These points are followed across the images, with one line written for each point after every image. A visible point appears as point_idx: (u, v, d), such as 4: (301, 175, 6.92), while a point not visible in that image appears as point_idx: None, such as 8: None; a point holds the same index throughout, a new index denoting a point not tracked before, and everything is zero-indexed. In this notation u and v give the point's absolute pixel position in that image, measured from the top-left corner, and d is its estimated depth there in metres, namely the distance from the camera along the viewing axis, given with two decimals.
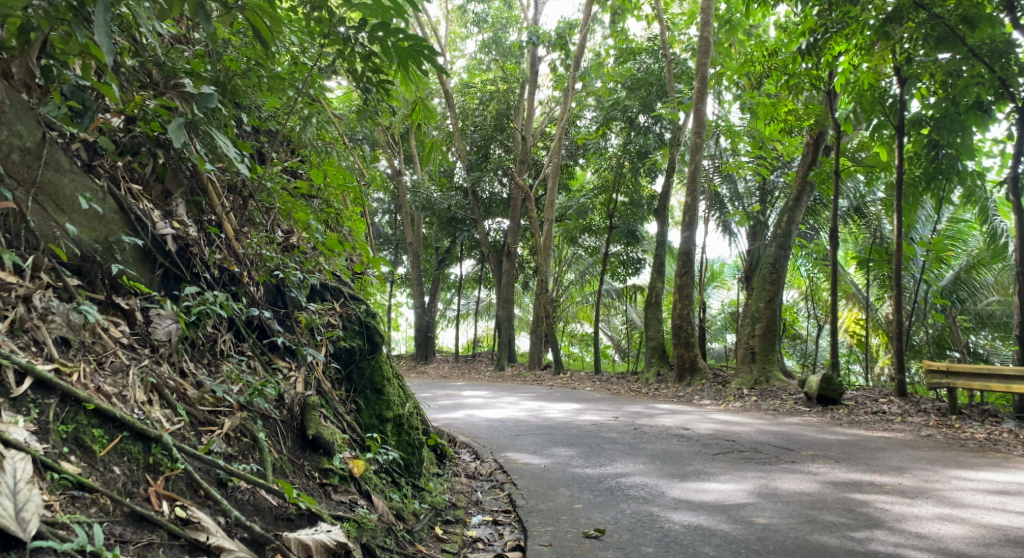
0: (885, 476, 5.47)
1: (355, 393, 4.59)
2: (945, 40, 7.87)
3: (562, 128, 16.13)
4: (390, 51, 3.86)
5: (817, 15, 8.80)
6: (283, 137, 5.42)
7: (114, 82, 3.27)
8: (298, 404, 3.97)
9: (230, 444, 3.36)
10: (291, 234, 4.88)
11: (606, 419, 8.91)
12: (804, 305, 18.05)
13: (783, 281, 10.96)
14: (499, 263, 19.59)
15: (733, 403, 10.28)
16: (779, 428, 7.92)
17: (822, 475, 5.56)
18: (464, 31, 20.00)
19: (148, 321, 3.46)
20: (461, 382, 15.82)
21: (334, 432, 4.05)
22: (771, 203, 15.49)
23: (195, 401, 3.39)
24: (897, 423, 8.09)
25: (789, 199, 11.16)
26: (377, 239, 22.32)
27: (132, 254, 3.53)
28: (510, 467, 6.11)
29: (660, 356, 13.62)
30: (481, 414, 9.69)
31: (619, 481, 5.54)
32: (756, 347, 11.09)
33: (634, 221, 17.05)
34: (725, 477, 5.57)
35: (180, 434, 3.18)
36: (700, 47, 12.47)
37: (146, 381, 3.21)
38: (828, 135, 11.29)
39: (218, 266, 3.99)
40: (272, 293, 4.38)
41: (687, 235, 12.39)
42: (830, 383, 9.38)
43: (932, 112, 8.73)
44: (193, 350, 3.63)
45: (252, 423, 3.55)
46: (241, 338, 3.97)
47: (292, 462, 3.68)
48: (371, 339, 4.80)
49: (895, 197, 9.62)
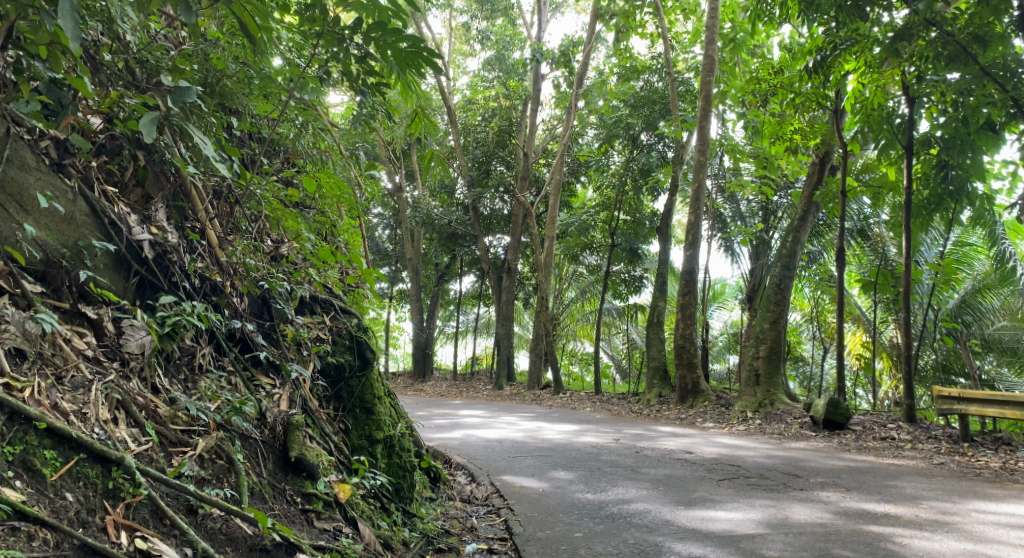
0: (901, 507, 5.21)
1: (344, 412, 4.34)
2: (956, 60, 7.67)
3: (563, 146, 15.92)
4: (390, 56, 3.67)
5: (825, 32, 8.66)
6: (276, 145, 5.21)
7: (87, 76, 3.08)
8: (281, 423, 3.72)
9: (203, 467, 3.13)
10: (281, 243, 4.65)
11: (607, 441, 8.64)
12: (808, 327, 17.78)
13: (788, 303, 10.69)
14: (499, 280, 19.32)
15: (736, 427, 10.02)
16: (785, 453, 7.66)
17: (834, 504, 5.30)
18: (466, 48, 19.85)
19: (119, 332, 3.24)
20: (459, 401, 15.53)
21: (319, 453, 3.81)
22: (776, 223, 15.24)
23: (167, 419, 3.15)
24: (907, 450, 7.83)
25: (795, 218, 10.95)
26: (377, 256, 22.06)
27: (103, 260, 3.32)
28: (507, 490, 5.85)
29: (662, 377, 13.33)
30: (479, 434, 9.42)
31: (621, 508, 5.28)
32: (761, 369, 10.81)
33: (637, 240, 16.76)
34: (732, 505, 5.32)
35: (147, 455, 2.96)
36: (704, 64, 12.27)
37: (111, 398, 2.98)
38: (835, 155, 11.05)
39: (199, 276, 3.77)
40: (257, 305, 4.15)
41: (690, 255, 12.15)
42: (837, 407, 9.11)
43: (941, 132, 8.50)
44: (168, 364, 3.40)
45: (229, 444, 3.31)
46: (222, 352, 3.73)
47: (272, 486, 3.44)
48: (362, 355, 4.55)
49: (903, 218, 9.37)
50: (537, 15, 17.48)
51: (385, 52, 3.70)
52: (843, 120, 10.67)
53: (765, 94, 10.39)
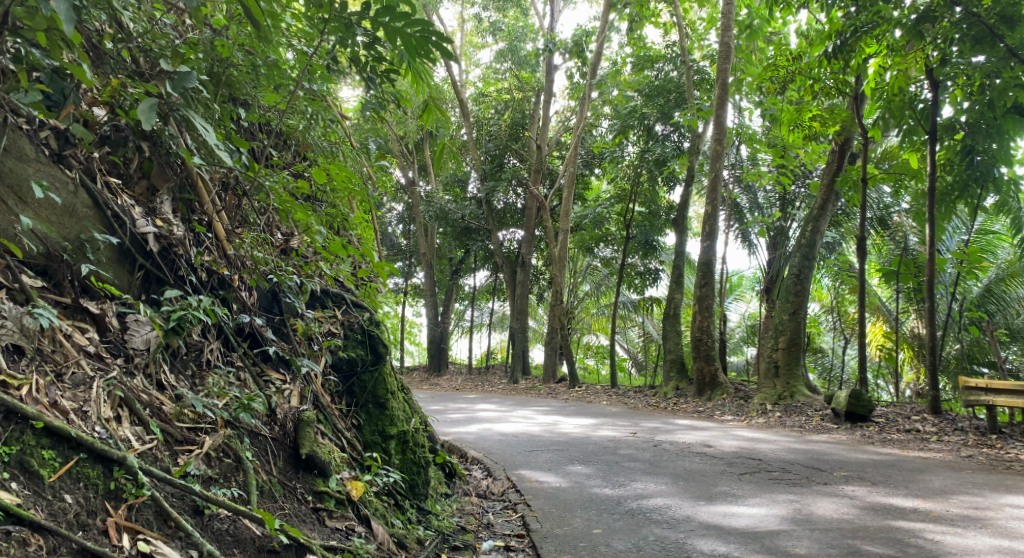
0: (931, 502, 5.07)
1: (356, 407, 4.25)
2: (983, 40, 7.45)
3: (578, 137, 15.76)
4: (399, 40, 3.56)
5: (845, 16, 8.49)
6: (286, 137, 5.14)
7: (86, 62, 2.97)
8: (291, 420, 3.64)
9: (210, 465, 3.04)
10: (291, 236, 4.57)
11: (624, 435, 8.51)
12: (828, 318, 17.55)
13: (808, 294, 10.48)
14: (513, 273, 19.16)
15: (755, 420, 9.87)
16: (807, 446, 7.51)
17: (859, 499, 5.16)
18: (477, 40, 19.68)
19: (124, 328, 3.15)
20: (475, 395, 15.45)
21: (331, 450, 3.72)
22: (793, 213, 15.02)
23: (172, 418, 3.06)
24: (934, 443, 7.66)
25: (814, 207, 10.75)
26: (390, 251, 21.95)
27: (107, 254, 3.22)
28: (524, 486, 5.74)
29: (679, 370, 13.15)
30: (495, 428, 9.32)
31: (641, 503, 5.16)
32: (781, 360, 10.63)
33: (653, 232, 16.57)
34: (754, 500, 5.19)
35: (151, 454, 2.87)
36: (720, 52, 12.08)
37: (114, 395, 2.89)
38: (855, 142, 10.84)
39: (206, 269, 3.68)
40: (267, 299, 4.05)
41: (707, 246, 11.98)
42: (859, 399, 8.93)
43: (966, 117, 8.34)
44: (174, 361, 3.31)
45: (237, 442, 3.22)
46: (231, 347, 3.63)
47: (283, 484, 3.35)
48: (375, 350, 4.45)
49: (927, 206, 9.18)
50: (549, 6, 17.29)
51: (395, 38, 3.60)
52: (862, 107, 10.43)
53: (784, 81, 10.16)
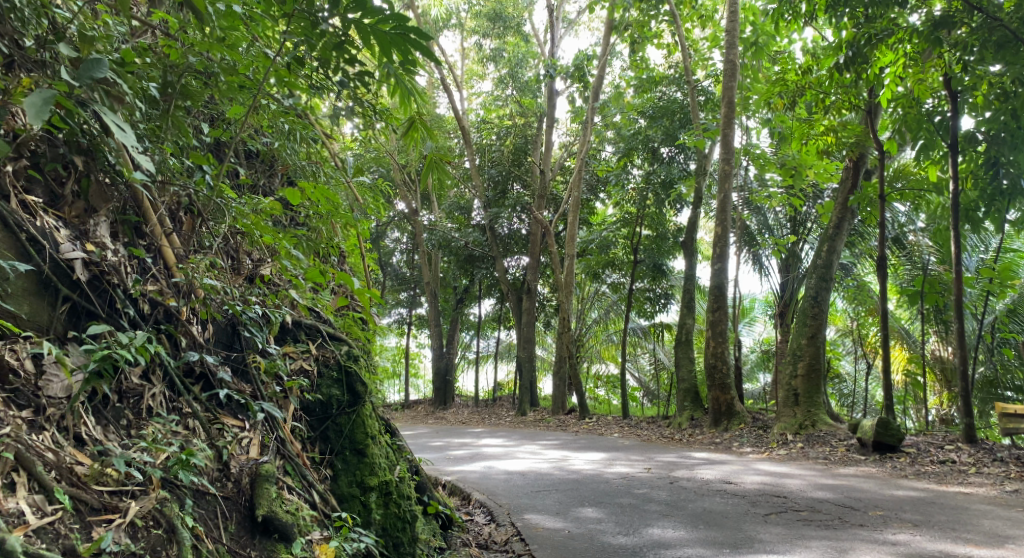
0: (984, 549, 4.55)
1: (331, 454, 3.76)
2: (1006, 46, 6.88)
3: (581, 161, 15.22)
4: (369, 39, 2.99)
5: (856, 25, 8.00)
6: (264, 155, 4.71)
7: None
8: (247, 474, 3.15)
9: (135, 538, 2.57)
10: (262, 263, 4.08)
11: (638, 471, 7.94)
12: (846, 341, 16.96)
13: (826, 317, 9.91)
14: (520, 301, 18.55)
15: (777, 451, 9.28)
16: (837, 481, 6.93)
17: (904, 545, 4.62)
18: (478, 68, 19.32)
19: (39, 372, 2.69)
20: (481, 428, 14.83)
21: (297, 508, 3.24)
22: (805, 234, 14.49)
23: (88, 480, 2.58)
24: (974, 476, 7.08)
25: (830, 227, 10.14)
26: (394, 281, 21.46)
27: (18, 285, 2.77)
28: (529, 533, 5.19)
29: (694, 400, 12.49)
30: (500, 466, 8.73)
31: (658, 553, 4.61)
32: (800, 388, 10.02)
33: (661, 256, 15.99)
34: (786, 546, 4.66)
35: (51, 530, 2.40)
36: (726, 70, 11.60)
37: (5, 458, 2.42)
38: (870, 157, 10.28)
39: (148, 301, 3.19)
40: (226, 334, 3.57)
41: (718, 269, 11.41)
42: (888, 428, 8.32)
43: (987, 127, 7.83)
44: (103, 410, 2.83)
45: (175, 506, 2.74)
46: (178, 391, 3.13)
47: (233, 552, 2.87)
48: (352, 389, 3.95)
49: (952, 222, 8.66)
50: (550, 32, 16.95)
51: (366, 40, 3.03)
52: (878, 121, 9.93)
53: (793, 95, 9.56)
